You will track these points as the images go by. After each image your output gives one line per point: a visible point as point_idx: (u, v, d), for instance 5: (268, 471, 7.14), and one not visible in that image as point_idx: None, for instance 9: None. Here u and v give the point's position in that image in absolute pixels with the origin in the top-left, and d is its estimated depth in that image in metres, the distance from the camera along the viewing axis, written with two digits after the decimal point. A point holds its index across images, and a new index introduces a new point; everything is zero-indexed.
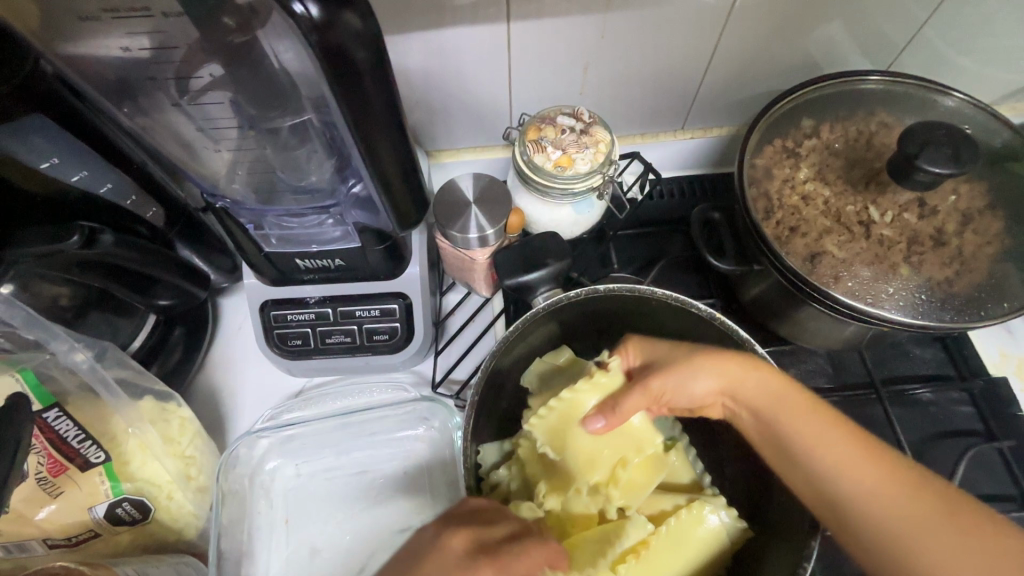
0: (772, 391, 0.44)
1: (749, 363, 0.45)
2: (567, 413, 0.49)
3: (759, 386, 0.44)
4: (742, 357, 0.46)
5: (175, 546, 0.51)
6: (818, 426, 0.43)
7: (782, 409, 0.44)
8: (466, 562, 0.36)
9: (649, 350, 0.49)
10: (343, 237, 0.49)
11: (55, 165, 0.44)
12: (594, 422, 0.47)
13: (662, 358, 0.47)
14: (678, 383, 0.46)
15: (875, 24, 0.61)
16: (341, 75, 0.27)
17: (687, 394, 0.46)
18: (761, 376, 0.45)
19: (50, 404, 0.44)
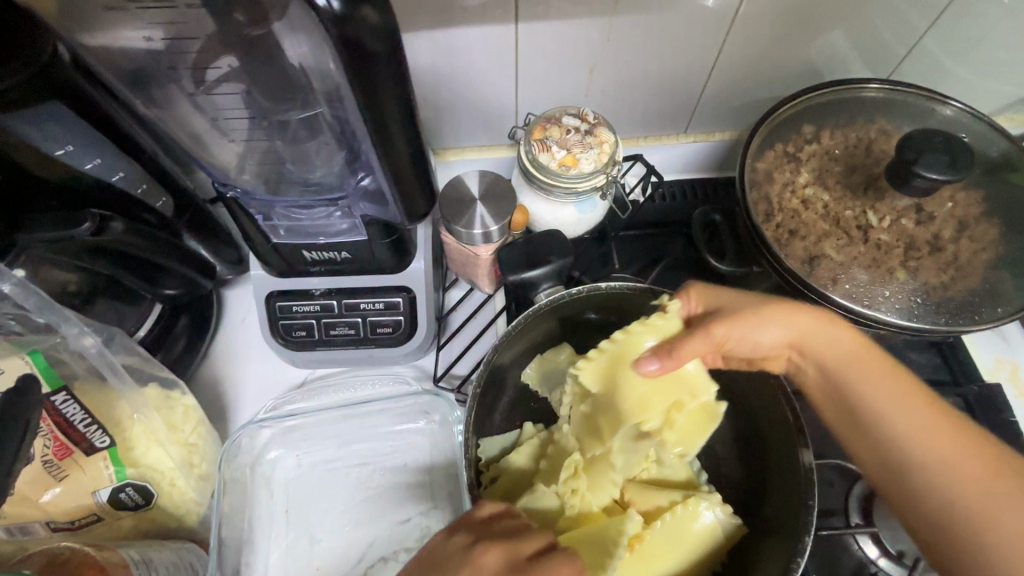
0: (843, 352, 0.45)
1: (820, 321, 0.46)
2: (620, 356, 0.49)
3: (831, 341, 0.46)
4: (814, 314, 0.46)
5: (177, 533, 0.51)
6: (889, 381, 0.44)
7: (853, 365, 0.45)
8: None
9: (714, 297, 0.48)
10: (350, 229, 0.49)
11: (70, 151, 0.45)
12: (649, 364, 0.47)
13: (726, 307, 0.47)
14: (744, 332, 0.46)
15: (876, 33, 0.62)
16: (358, 66, 0.28)
17: (751, 343, 0.46)
18: (833, 332, 0.45)
19: (59, 387, 0.44)
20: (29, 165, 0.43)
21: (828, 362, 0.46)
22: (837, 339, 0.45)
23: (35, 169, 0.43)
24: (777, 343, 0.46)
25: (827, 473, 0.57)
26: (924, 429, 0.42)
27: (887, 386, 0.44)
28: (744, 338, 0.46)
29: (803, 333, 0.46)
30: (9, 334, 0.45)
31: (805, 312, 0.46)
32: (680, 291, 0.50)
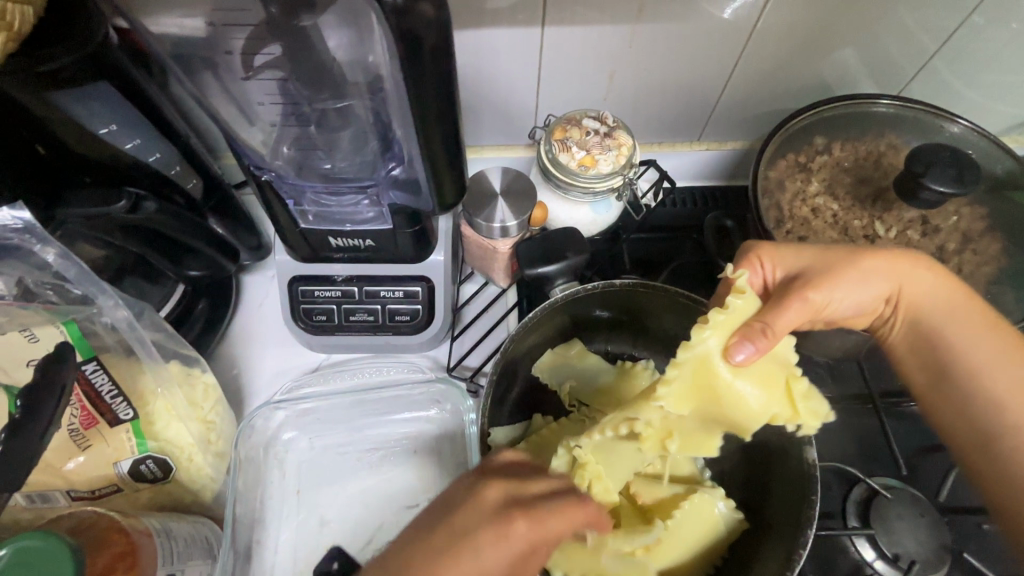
0: (942, 295, 0.48)
1: (923, 267, 0.48)
2: (701, 364, 0.44)
3: (936, 291, 0.48)
4: (918, 260, 0.48)
5: (191, 508, 0.52)
6: (983, 330, 0.48)
7: (947, 309, 0.48)
8: (498, 515, 0.38)
9: (782, 260, 0.49)
10: (377, 217, 0.51)
11: (113, 130, 0.45)
12: (747, 350, 0.42)
13: (814, 269, 0.48)
14: (840, 291, 0.48)
15: (888, 51, 0.64)
16: (410, 54, 0.30)
17: (836, 305, 0.48)
18: (934, 281, 0.48)
19: (90, 357, 0.45)
20: (72, 144, 0.43)
21: (929, 309, 0.49)
22: (941, 290, 0.48)
23: (80, 148, 0.44)
24: (874, 295, 0.49)
25: (826, 475, 0.59)
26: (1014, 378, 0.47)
27: (983, 335, 0.48)
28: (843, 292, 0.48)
29: (908, 281, 0.48)
30: (45, 303, 0.46)
31: (902, 262, 0.48)
32: (745, 259, 0.50)
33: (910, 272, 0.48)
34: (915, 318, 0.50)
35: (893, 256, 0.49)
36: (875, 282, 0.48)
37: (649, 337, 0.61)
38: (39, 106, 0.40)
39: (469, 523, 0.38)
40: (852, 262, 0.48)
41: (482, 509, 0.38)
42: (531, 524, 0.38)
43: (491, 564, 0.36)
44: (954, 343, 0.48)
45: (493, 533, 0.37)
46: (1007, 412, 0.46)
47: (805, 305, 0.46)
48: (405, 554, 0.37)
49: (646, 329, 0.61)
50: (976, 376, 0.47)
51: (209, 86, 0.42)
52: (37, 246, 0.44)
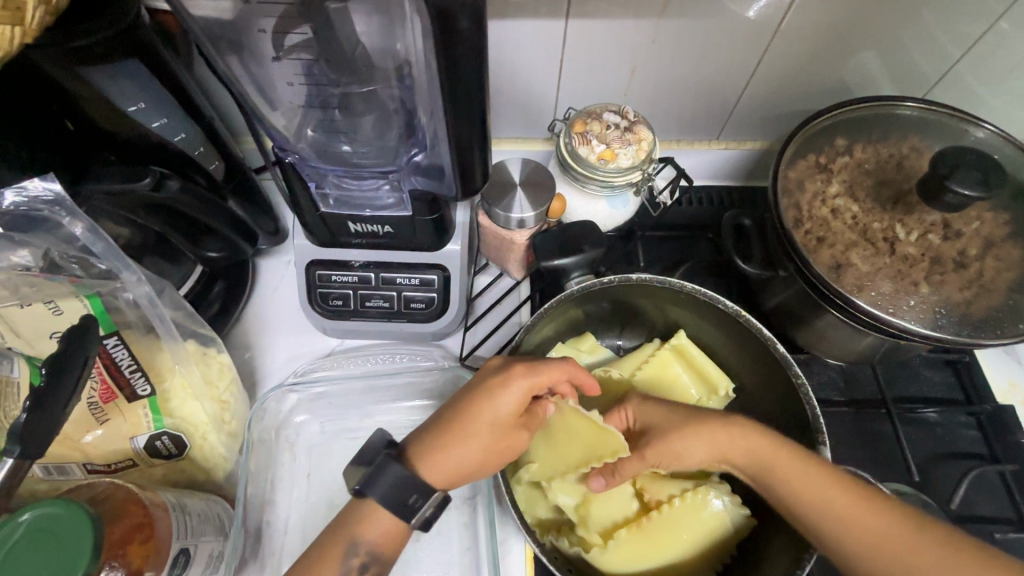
0: (759, 451, 0.47)
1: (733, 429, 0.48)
2: (659, 365, 0.59)
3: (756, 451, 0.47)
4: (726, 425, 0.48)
5: (203, 486, 0.53)
6: (827, 486, 0.44)
7: (770, 466, 0.46)
8: (500, 371, 0.46)
9: (640, 408, 0.52)
10: (396, 204, 0.51)
11: (141, 109, 0.46)
12: (596, 485, 0.49)
13: (658, 427, 0.50)
14: (674, 450, 0.48)
15: (913, 55, 0.64)
16: (445, 35, 0.30)
17: (683, 462, 0.49)
18: (749, 439, 0.47)
19: (111, 331, 0.46)
20: (100, 120, 0.44)
21: (771, 474, 0.46)
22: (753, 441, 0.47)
23: (107, 125, 0.44)
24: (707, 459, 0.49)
25: None
26: (869, 524, 0.43)
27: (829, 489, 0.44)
28: (683, 456, 0.48)
29: (727, 446, 0.48)
30: (70, 276, 0.46)
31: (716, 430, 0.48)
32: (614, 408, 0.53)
33: (722, 438, 0.48)
34: (758, 481, 0.47)
35: (713, 421, 0.48)
36: (703, 439, 0.48)
37: (663, 329, 0.63)
38: (70, 80, 0.40)
39: (481, 381, 0.46)
40: (692, 426, 0.48)
41: (487, 372, 0.47)
42: (525, 368, 0.45)
43: (504, 405, 0.44)
44: (806, 503, 0.44)
45: (496, 380, 0.45)
46: (855, 545, 0.43)
47: (646, 463, 0.49)
48: (439, 413, 0.46)
49: (655, 328, 0.63)
50: (843, 536, 0.43)
51: (236, 68, 0.43)
52: (66, 220, 0.44)
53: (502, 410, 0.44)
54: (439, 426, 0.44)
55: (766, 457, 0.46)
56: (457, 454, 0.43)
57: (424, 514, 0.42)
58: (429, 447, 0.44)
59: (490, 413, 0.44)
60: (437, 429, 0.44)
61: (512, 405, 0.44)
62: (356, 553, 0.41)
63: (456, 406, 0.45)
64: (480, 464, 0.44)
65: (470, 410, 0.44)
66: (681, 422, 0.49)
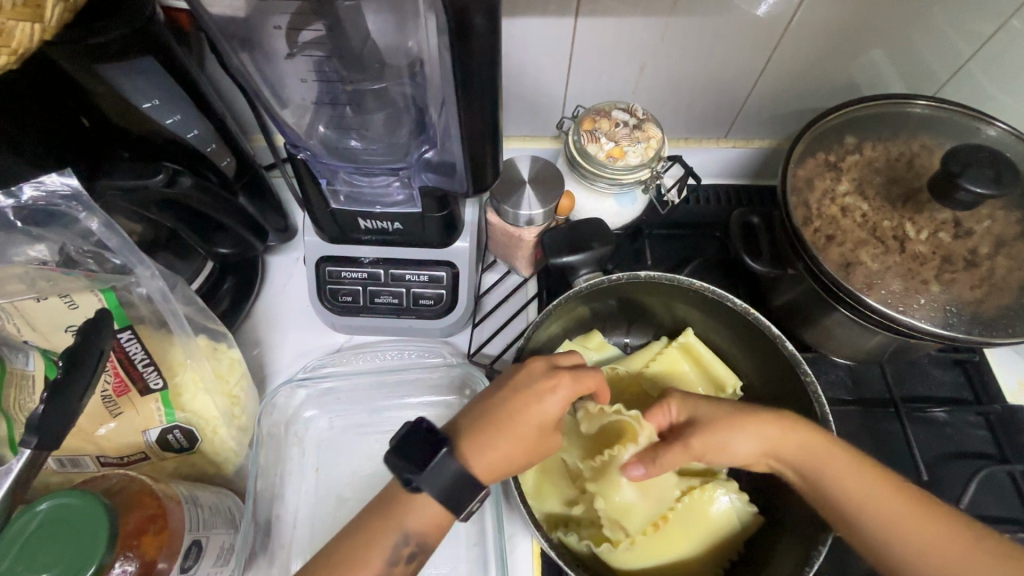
0: (809, 447, 0.46)
1: (786, 424, 0.47)
2: (670, 362, 0.59)
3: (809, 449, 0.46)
4: (778, 419, 0.47)
5: (213, 480, 0.53)
6: (880, 487, 0.44)
7: (820, 461, 0.46)
8: (546, 374, 0.44)
9: (684, 402, 0.50)
10: (407, 200, 0.51)
11: (155, 106, 0.46)
12: (634, 472, 0.47)
13: (704, 418, 0.48)
14: (721, 441, 0.47)
15: (926, 52, 0.63)
16: (459, 31, 0.30)
17: (729, 454, 0.47)
18: (800, 435, 0.46)
19: (125, 325, 0.46)
20: (114, 117, 0.44)
21: (817, 467, 0.46)
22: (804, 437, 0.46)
23: (121, 122, 0.45)
24: (754, 454, 0.47)
25: None
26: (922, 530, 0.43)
27: (881, 491, 0.44)
28: (730, 449, 0.47)
29: (779, 440, 0.46)
30: (85, 271, 0.47)
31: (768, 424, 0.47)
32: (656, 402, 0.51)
33: (775, 433, 0.47)
34: (802, 475, 0.46)
35: (764, 415, 0.47)
36: (753, 433, 0.47)
37: (671, 328, 0.63)
38: (86, 77, 0.41)
39: (526, 381, 0.44)
40: (743, 416, 0.47)
41: (534, 372, 0.45)
42: (573, 376, 0.44)
43: (552, 409, 0.43)
44: (851, 495, 0.44)
45: (545, 384, 0.43)
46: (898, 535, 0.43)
47: (690, 454, 0.47)
48: (484, 405, 0.43)
49: (663, 326, 0.63)
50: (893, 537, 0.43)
51: (249, 65, 0.43)
52: (83, 214, 0.44)
53: (550, 414, 0.43)
54: (487, 420, 0.42)
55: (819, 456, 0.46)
56: (506, 451, 0.42)
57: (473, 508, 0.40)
58: (479, 441, 0.41)
59: (535, 414, 0.43)
60: (485, 423, 0.42)
61: (559, 410, 0.43)
62: (403, 542, 0.39)
63: (502, 401, 0.43)
64: (522, 463, 0.43)
65: (517, 409, 0.42)
66: (730, 415, 0.48)
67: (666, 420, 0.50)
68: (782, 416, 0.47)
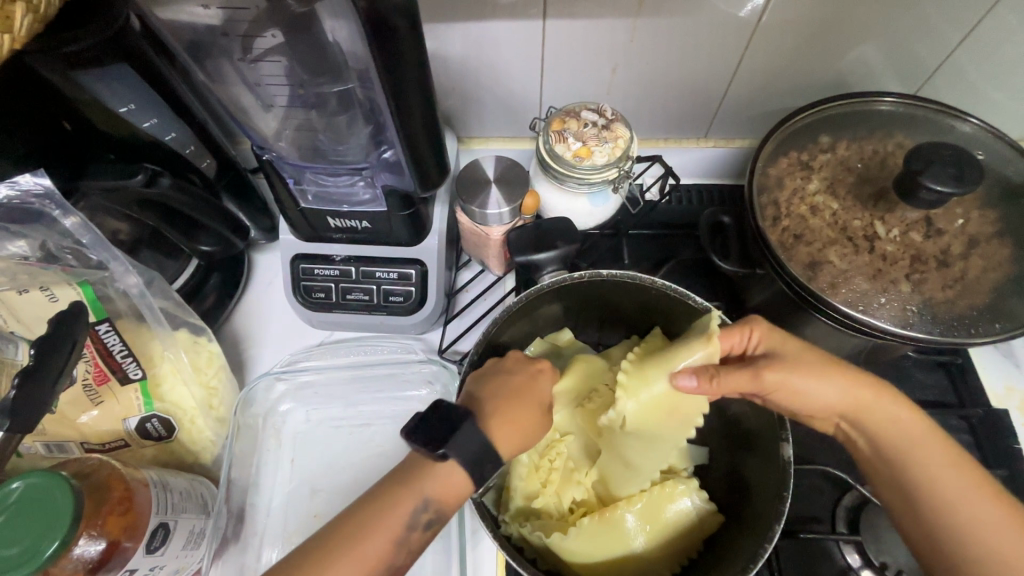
0: (891, 417, 0.47)
1: (879, 391, 0.47)
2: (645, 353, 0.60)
3: (906, 426, 0.47)
4: (872, 384, 0.47)
5: (192, 468, 0.56)
6: (969, 487, 0.45)
7: (899, 432, 0.47)
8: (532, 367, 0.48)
9: (770, 334, 0.48)
10: (372, 199, 0.53)
11: (131, 110, 0.49)
12: (686, 383, 0.46)
13: (789, 356, 0.47)
14: (800, 385, 0.46)
15: (907, 47, 0.62)
16: (381, 40, 0.33)
17: (801, 398, 0.46)
18: (887, 405, 0.47)
19: (102, 318, 0.49)
20: (98, 122, 0.47)
21: (892, 435, 0.47)
22: (890, 407, 0.47)
23: (103, 126, 0.47)
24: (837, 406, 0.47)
25: (815, 480, 0.58)
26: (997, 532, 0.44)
27: (969, 494, 0.45)
28: (814, 400, 0.47)
29: (876, 409, 0.47)
30: (64, 266, 0.49)
31: (860, 387, 0.47)
32: (740, 321, 0.49)
33: (871, 402, 0.47)
34: (875, 442, 0.48)
35: (854, 373, 0.47)
36: (843, 385, 0.47)
37: (641, 327, 0.63)
38: (66, 84, 0.43)
39: (518, 376, 0.47)
40: (834, 368, 0.47)
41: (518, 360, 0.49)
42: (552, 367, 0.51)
43: (546, 389, 0.48)
44: (922, 467, 0.46)
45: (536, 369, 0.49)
46: (958, 512, 0.44)
47: (759, 384, 0.46)
48: (487, 390, 0.45)
49: (635, 325, 0.63)
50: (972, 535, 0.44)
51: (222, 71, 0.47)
52: (57, 212, 0.47)
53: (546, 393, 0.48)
54: (508, 396, 0.45)
55: (907, 432, 0.47)
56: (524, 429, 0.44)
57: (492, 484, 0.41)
58: (504, 416, 0.43)
59: (539, 392, 0.47)
60: (504, 401, 0.44)
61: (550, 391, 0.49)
62: (423, 509, 0.39)
63: (512, 384, 0.46)
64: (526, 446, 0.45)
65: (520, 395, 0.45)
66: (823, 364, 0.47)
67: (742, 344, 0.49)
68: (875, 382, 0.48)
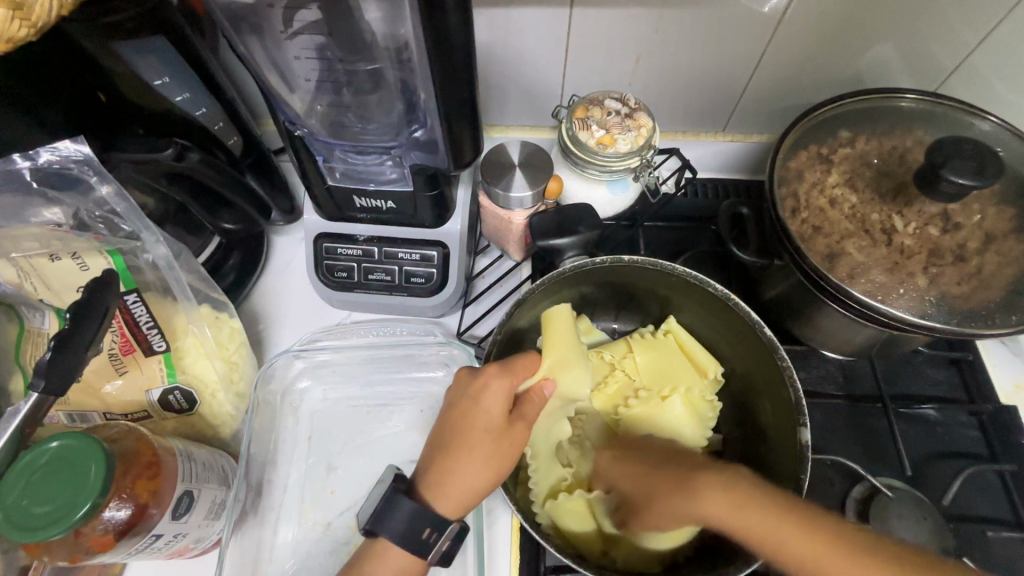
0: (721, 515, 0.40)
1: (692, 497, 0.41)
2: (663, 341, 0.61)
3: (737, 518, 0.39)
4: (679, 494, 0.42)
5: (211, 442, 0.56)
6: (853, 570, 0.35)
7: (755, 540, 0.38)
8: (474, 385, 0.49)
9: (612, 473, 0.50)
10: (400, 178, 0.54)
11: (166, 83, 0.48)
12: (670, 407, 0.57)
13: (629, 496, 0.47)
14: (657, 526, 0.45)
15: (927, 47, 0.63)
16: (431, 11, 0.34)
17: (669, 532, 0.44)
18: (705, 501, 0.40)
19: (132, 288, 0.50)
20: (129, 94, 0.47)
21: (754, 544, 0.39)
22: (715, 506, 0.40)
23: (135, 98, 0.47)
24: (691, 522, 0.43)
25: (826, 471, 0.59)
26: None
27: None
28: (659, 524, 0.44)
29: (695, 509, 0.41)
30: (95, 234, 0.50)
31: (676, 505, 0.42)
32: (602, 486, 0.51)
33: (686, 501, 0.41)
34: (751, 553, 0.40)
35: (666, 496, 0.43)
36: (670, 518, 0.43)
37: (656, 315, 0.64)
38: (103, 54, 0.43)
39: (461, 407, 0.48)
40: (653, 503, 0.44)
41: (464, 381, 0.50)
42: (500, 367, 0.49)
43: (490, 405, 0.48)
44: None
45: (478, 387, 0.48)
46: None
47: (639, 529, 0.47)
48: (436, 442, 0.49)
49: (650, 313, 0.64)
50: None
51: (254, 48, 0.46)
52: (94, 178, 0.48)
53: (491, 415, 0.48)
54: (443, 449, 0.48)
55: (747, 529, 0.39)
56: (466, 479, 0.46)
57: (440, 549, 0.46)
58: (437, 479, 0.47)
59: (485, 411, 0.48)
60: (442, 455, 0.48)
61: (502, 400, 0.48)
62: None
63: (450, 417, 0.49)
64: (493, 479, 0.47)
65: (454, 436, 0.48)
66: (649, 490, 0.45)
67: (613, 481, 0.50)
68: (682, 488, 0.42)
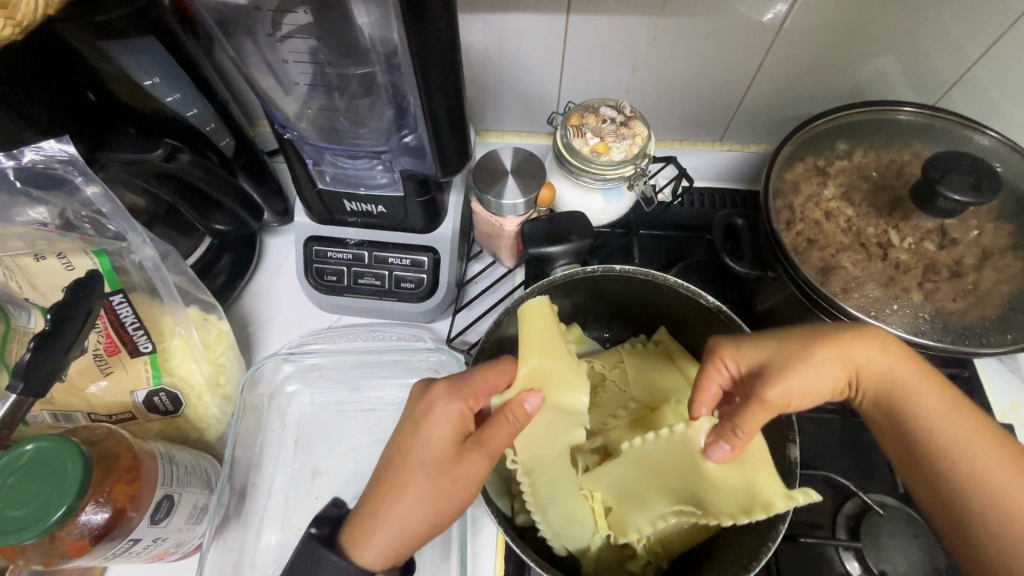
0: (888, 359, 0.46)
1: (870, 341, 0.47)
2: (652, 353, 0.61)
3: (903, 364, 0.47)
4: (854, 337, 0.47)
5: (196, 444, 0.55)
6: (970, 431, 0.45)
7: (908, 385, 0.47)
8: (421, 407, 0.47)
9: (737, 356, 0.49)
10: (390, 183, 0.54)
11: (156, 83, 0.49)
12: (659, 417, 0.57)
13: (770, 361, 0.47)
14: (798, 385, 0.46)
15: (929, 61, 0.62)
16: (419, 21, 0.34)
17: (808, 390, 0.46)
18: (880, 352, 0.46)
19: (117, 289, 0.49)
20: (120, 94, 0.47)
21: (894, 384, 0.47)
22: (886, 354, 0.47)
23: (126, 99, 0.47)
24: (835, 382, 0.47)
25: (817, 486, 0.58)
26: (983, 454, 0.44)
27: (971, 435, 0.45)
28: (811, 374, 0.46)
29: (867, 355, 0.46)
30: (82, 234, 0.50)
31: (853, 347, 0.46)
32: (710, 359, 0.50)
33: (861, 347, 0.47)
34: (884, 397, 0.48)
35: (836, 341, 0.47)
36: (831, 362, 0.46)
37: (649, 325, 0.63)
38: (92, 54, 0.43)
39: (407, 432, 0.47)
40: (817, 345, 0.47)
41: (416, 401, 0.49)
42: (449, 386, 0.48)
43: (432, 434, 0.46)
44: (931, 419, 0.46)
45: (424, 409, 0.47)
46: (970, 458, 0.44)
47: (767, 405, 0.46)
48: (380, 469, 0.48)
49: (642, 323, 0.64)
50: (980, 488, 0.44)
51: (247, 50, 0.46)
52: (80, 179, 0.47)
53: (430, 445, 0.46)
54: (382, 481, 0.47)
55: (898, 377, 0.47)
56: (396, 517, 0.45)
57: None
58: (366, 517, 0.45)
59: (429, 440, 0.46)
60: (377, 488, 0.47)
61: (443, 429, 0.46)
62: None
63: (401, 437, 0.48)
64: (422, 518, 0.46)
65: (397, 464, 0.47)
66: (802, 349, 0.47)
67: (722, 379, 0.49)
68: (862, 331, 0.47)
